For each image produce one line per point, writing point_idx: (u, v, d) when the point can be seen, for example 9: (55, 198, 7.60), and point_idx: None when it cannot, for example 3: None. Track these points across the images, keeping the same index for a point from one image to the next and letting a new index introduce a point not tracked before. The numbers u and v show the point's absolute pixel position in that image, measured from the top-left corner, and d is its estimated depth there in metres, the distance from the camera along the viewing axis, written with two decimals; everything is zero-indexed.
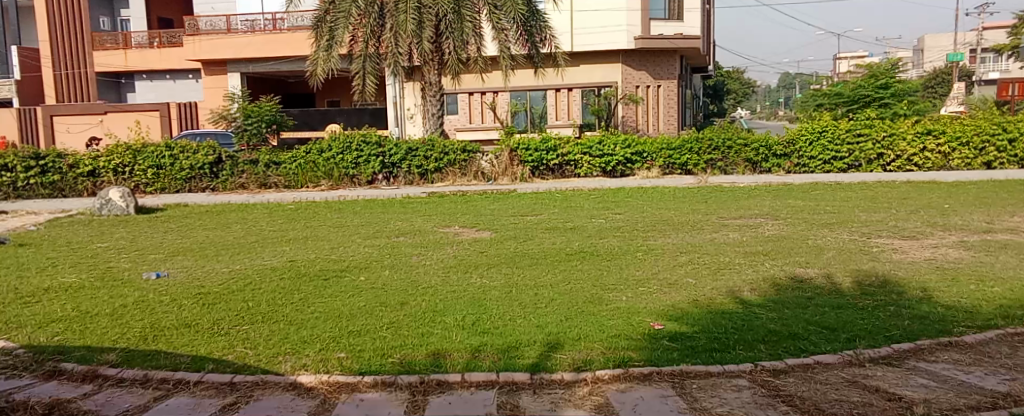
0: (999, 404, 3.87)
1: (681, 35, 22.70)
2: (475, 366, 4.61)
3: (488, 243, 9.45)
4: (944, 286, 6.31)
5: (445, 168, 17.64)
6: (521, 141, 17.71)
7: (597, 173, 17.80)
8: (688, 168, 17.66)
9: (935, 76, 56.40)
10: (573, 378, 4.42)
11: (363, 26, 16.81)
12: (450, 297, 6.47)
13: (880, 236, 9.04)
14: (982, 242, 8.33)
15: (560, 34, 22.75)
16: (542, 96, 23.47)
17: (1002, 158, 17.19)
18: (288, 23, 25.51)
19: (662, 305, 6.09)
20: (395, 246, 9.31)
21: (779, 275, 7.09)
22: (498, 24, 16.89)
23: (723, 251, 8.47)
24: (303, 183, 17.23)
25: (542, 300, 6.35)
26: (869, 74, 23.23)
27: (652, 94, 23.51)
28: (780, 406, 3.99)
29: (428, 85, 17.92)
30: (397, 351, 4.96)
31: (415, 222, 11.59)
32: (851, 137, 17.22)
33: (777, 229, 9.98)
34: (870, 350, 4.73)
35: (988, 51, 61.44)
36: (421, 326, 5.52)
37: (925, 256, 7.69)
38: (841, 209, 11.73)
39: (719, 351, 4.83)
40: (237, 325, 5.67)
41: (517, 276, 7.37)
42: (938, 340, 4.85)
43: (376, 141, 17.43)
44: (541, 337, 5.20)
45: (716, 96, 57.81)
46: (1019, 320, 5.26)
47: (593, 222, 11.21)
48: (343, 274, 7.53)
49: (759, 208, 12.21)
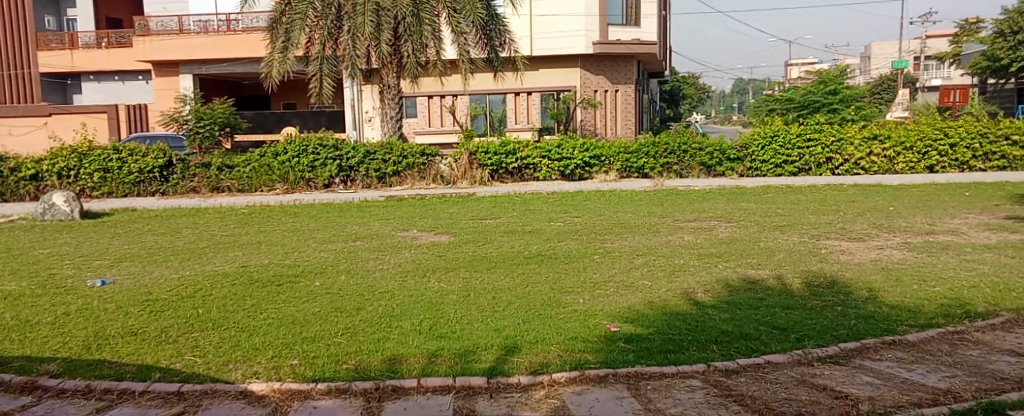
0: (940, 401, 3.99)
1: (638, 41, 23.04)
2: (430, 371, 4.58)
3: (446, 246, 9.42)
4: (889, 287, 6.49)
5: (404, 172, 17.50)
6: (480, 145, 17.73)
7: (555, 177, 17.88)
8: (644, 171, 17.91)
9: (881, 83, 58.41)
10: (530, 381, 4.42)
11: (320, 28, 16.63)
12: (407, 301, 6.43)
13: (829, 238, 9.27)
14: (924, 244, 8.60)
15: (519, 39, 22.81)
16: (501, 99, 23.52)
17: (943, 162, 17.70)
18: (243, 25, 25.20)
19: (618, 307, 6.15)
20: (351, 250, 9.20)
21: (732, 277, 7.22)
22: (457, 27, 16.86)
23: (677, 253, 8.59)
24: (257, 187, 16.97)
25: (500, 303, 6.35)
26: (819, 81, 23.90)
27: (610, 98, 23.77)
28: (731, 406, 4.06)
29: (387, 89, 17.78)
30: (352, 357, 4.90)
31: (373, 225, 11.51)
32: (801, 142, 17.66)
33: (730, 231, 10.16)
34: (818, 349, 4.84)
35: (931, 59, 63.56)
36: (377, 331, 5.47)
37: (871, 257, 7.91)
38: (791, 211, 12.01)
39: (673, 353, 4.89)
40: (186, 332, 5.54)
41: (475, 279, 7.36)
42: (882, 339, 4.99)
43: (333, 144, 17.23)
44: (499, 340, 5.20)
45: (671, 100, 58.84)
46: (959, 319, 5.44)
47: (551, 225, 11.27)
48: (298, 280, 7.42)
49: (713, 210, 12.42)
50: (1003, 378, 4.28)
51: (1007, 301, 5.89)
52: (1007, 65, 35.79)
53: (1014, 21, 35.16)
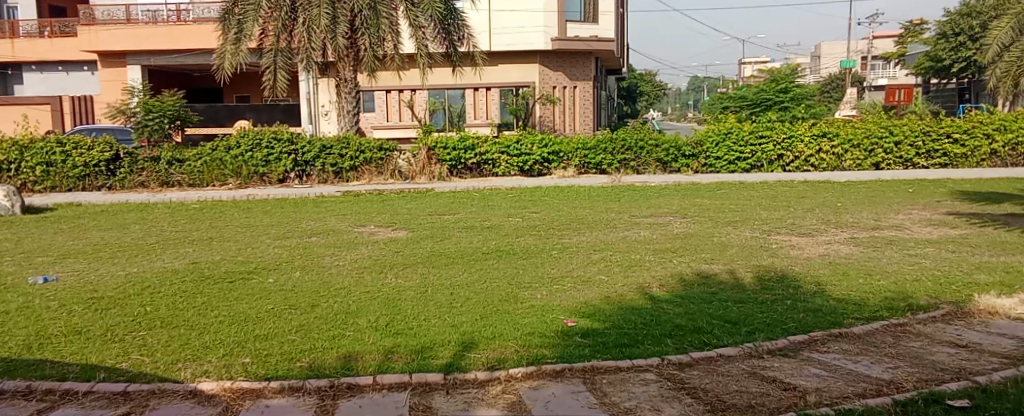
0: (884, 391, 4.11)
1: (596, 38, 23.19)
2: (387, 368, 4.55)
3: (403, 242, 9.35)
4: (836, 281, 6.67)
5: (361, 167, 17.32)
6: (439, 140, 17.66)
7: (514, 172, 17.92)
8: (602, 167, 18.03)
9: (831, 82, 60.01)
10: (487, 377, 4.42)
11: (274, 19, 16.32)
12: (363, 298, 6.37)
13: (779, 233, 9.47)
14: (870, 239, 8.84)
15: (478, 34, 22.83)
16: (460, 94, 23.43)
17: (888, 160, 18.19)
18: (194, 15, 24.45)
19: (575, 302, 6.19)
20: (307, 247, 9.07)
21: (686, 271, 7.34)
22: (415, 21, 16.73)
23: (634, 248, 8.68)
24: (208, 182, 16.66)
25: (458, 299, 6.33)
26: (771, 79, 24.46)
27: (568, 94, 23.88)
28: (684, 399, 4.12)
29: (344, 82, 17.55)
30: (307, 355, 4.83)
31: (329, 221, 11.36)
32: (753, 139, 17.99)
33: (684, 227, 10.31)
34: (768, 342, 4.95)
35: (877, 59, 65.50)
36: (332, 329, 5.41)
37: (819, 252, 8.11)
38: (743, 207, 12.24)
39: (628, 347, 4.94)
40: (133, 331, 5.40)
41: (432, 275, 7.33)
42: (829, 332, 5.13)
43: (288, 138, 16.95)
44: (456, 336, 5.19)
45: (629, 97, 59.48)
46: (902, 312, 5.62)
47: (509, 220, 11.28)
48: (251, 276, 7.28)
49: (669, 206, 12.58)
50: (942, 369, 4.42)
51: (947, 294, 6.09)
52: (949, 66, 37.04)
53: (955, 23, 36.33)
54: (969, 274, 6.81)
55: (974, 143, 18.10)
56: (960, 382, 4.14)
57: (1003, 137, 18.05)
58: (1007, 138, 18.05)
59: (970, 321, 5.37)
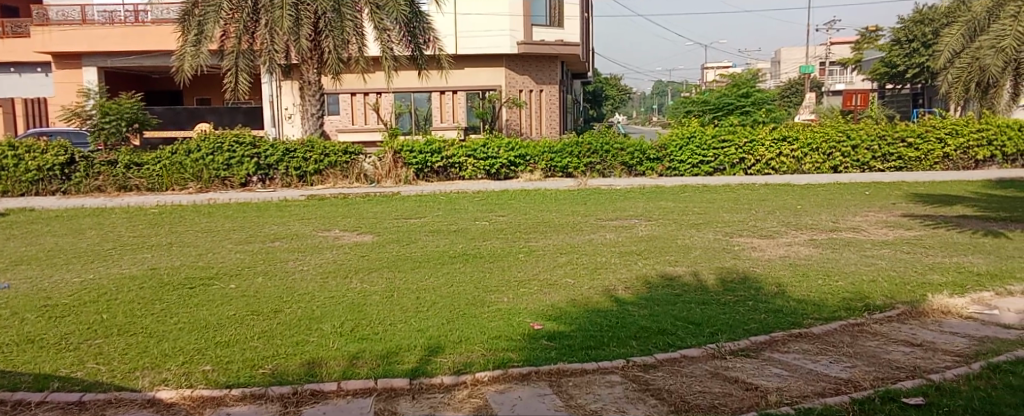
0: (841, 390, 4.20)
1: (562, 42, 23.32)
2: (351, 374, 4.51)
3: (368, 246, 9.28)
4: (797, 282, 6.80)
5: (326, 170, 17.13)
6: (405, 143, 17.59)
7: (481, 176, 17.89)
8: (568, 170, 18.15)
9: (790, 87, 61.36)
10: (453, 381, 4.40)
11: (236, 21, 16.12)
12: (327, 303, 6.30)
13: (741, 235, 9.61)
14: (829, 240, 9.03)
15: (444, 37, 22.76)
16: (426, 97, 23.39)
17: (846, 163, 18.55)
18: (152, 16, 23.91)
19: (542, 305, 6.20)
20: (270, 251, 8.96)
21: (651, 273, 7.41)
22: (380, 24, 16.57)
23: (600, 251, 8.74)
24: (168, 186, 16.36)
25: (423, 303, 6.30)
26: (732, 84, 24.86)
27: (534, 98, 23.95)
28: (649, 400, 4.16)
29: (307, 85, 17.37)
30: (270, 361, 4.76)
31: (293, 225, 11.22)
32: (716, 143, 18.24)
33: (649, 229, 10.41)
34: (730, 343, 5.02)
35: (836, 64, 67.05)
36: (295, 335, 5.34)
37: (780, 253, 8.25)
38: (707, 209, 12.42)
39: (594, 349, 4.97)
40: (88, 339, 5.26)
41: (399, 280, 7.28)
42: (790, 332, 5.22)
43: (250, 141, 16.73)
44: (422, 341, 5.16)
45: (594, 100, 60.00)
46: (859, 311, 5.75)
47: (476, 224, 11.28)
48: (211, 282, 7.15)
49: (633, 209, 12.69)
50: (898, 368, 4.53)
51: (902, 294, 6.24)
52: (903, 72, 38.03)
53: (909, 30, 37.29)
54: (922, 274, 7.00)
55: (927, 147, 18.57)
56: (915, 380, 4.24)
57: (954, 141, 18.58)
58: (958, 142, 18.58)
59: (924, 321, 5.51)
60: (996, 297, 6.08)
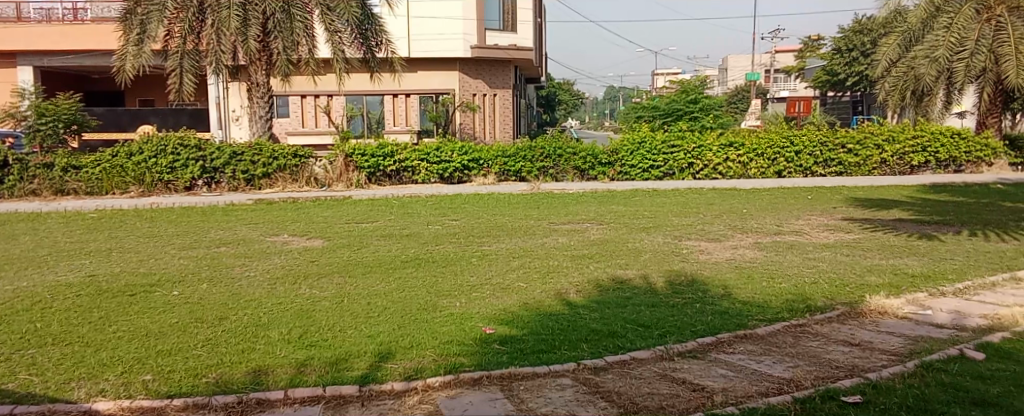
0: (784, 390, 4.30)
1: (515, 47, 23.31)
2: (299, 381, 4.44)
3: (318, 252, 9.14)
4: (742, 284, 6.95)
5: (274, 174, 16.82)
6: (357, 147, 17.38)
7: (434, 179, 17.84)
8: (521, 174, 18.20)
9: (737, 93, 62.81)
10: (403, 387, 4.37)
11: (181, 21, 15.73)
12: (274, 309, 6.18)
13: (689, 239, 9.78)
14: (773, 243, 9.26)
15: (396, 39, 22.67)
16: (379, 100, 23.18)
17: (790, 168, 19.05)
18: (92, 14, 23.10)
19: (494, 309, 6.20)
20: (215, 257, 8.76)
21: (602, 276, 7.48)
22: (330, 25, 16.37)
23: (552, 255, 8.78)
24: (108, 190, 15.88)
25: (374, 309, 6.23)
26: (681, 90, 25.36)
27: (488, 102, 23.89)
28: (599, 403, 4.18)
29: (255, 86, 17.02)
30: (213, 370, 4.65)
31: (240, 230, 10.98)
32: (665, 148, 18.54)
33: (601, 233, 10.51)
34: (678, 345, 5.10)
35: (781, 72, 68.90)
36: (240, 342, 5.22)
37: (726, 256, 8.42)
38: (657, 213, 12.59)
39: (545, 353, 4.99)
40: (21, 349, 5.06)
41: (349, 285, 7.19)
42: (736, 333, 5.33)
43: (196, 144, 16.34)
44: (372, 347, 5.11)
45: (548, 105, 60.32)
46: (801, 313, 5.91)
47: (429, 228, 11.24)
48: (154, 289, 6.95)
49: (585, 213, 12.80)
50: (837, 367, 4.66)
51: (842, 295, 6.43)
52: (843, 80, 39.23)
53: (849, 39, 38.56)
54: (861, 276, 7.23)
55: (866, 153, 19.15)
56: (854, 379, 4.37)
57: (892, 148, 19.17)
58: (895, 149, 19.17)
59: (862, 321, 5.70)
60: (929, 298, 6.31)
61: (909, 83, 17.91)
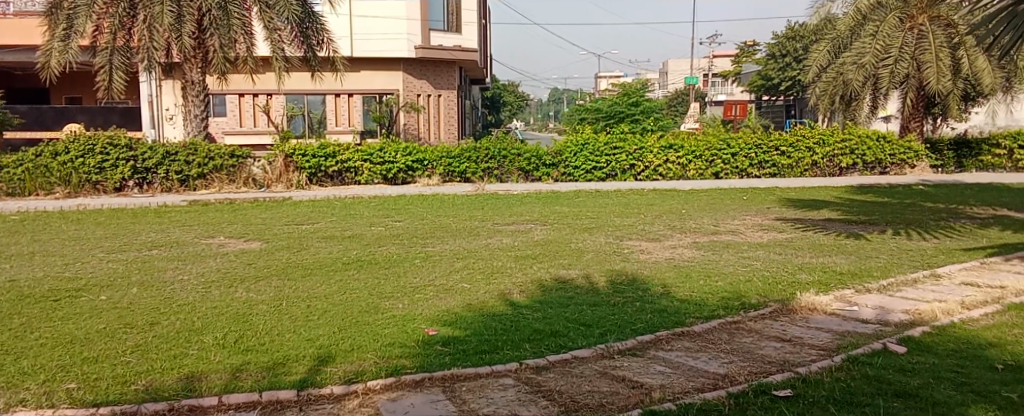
0: (719, 385, 4.41)
1: (459, 48, 23.22)
2: (234, 387, 4.32)
3: (255, 254, 8.94)
4: (680, 283, 7.10)
5: (210, 174, 16.39)
6: (297, 147, 17.06)
7: (377, 180, 17.66)
8: (466, 175, 18.18)
9: (676, 97, 64.10)
10: (343, 391, 4.30)
11: (110, 16, 15.13)
12: (209, 314, 6.02)
13: (630, 239, 9.93)
14: (710, 243, 9.49)
15: (339, 39, 22.30)
16: (320, 100, 22.84)
17: (726, 170, 19.51)
18: (14, 8, 22.18)
19: (437, 310, 6.18)
20: (146, 260, 8.47)
21: (545, 277, 7.53)
22: (270, 23, 16.10)
23: (495, 255, 8.80)
24: (30, 191, 15.27)
25: (315, 312, 6.13)
26: (623, 93, 25.72)
27: (433, 103, 23.78)
28: (540, 402, 4.21)
29: (190, 85, 16.54)
30: (143, 377, 4.50)
31: (174, 233, 10.64)
32: (608, 150, 18.80)
33: (544, 234, 10.58)
34: (618, 342, 5.18)
35: (718, 77, 70.67)
36: (172, 348, 5.07)
37: (666, 255, 8.60)
38: (599, 214, 12.74)
39: (488, 353, 5.00)
40: None
41: (288, 288, 7.05)
42: (674, 331, 5.44)
43: (127, 143, 15.78)
44: (311, 351, 5.03)
45: (493, 106, 60.46)
46: (737, 310, 6.06)
47: (371, 230, 11.11)
48: (80, 294, 6.68)
49: (529, 214, 12.85)
50: (769, 362, 4.80)
51: (775, 293, 6.63)
52: (777, 85, 40.44)
53: (782, 45, 39.75)
54: (792, 273, 7.48)
55: (798, 155, 19.75)
56: (784, 373, 4.52)
57: (822, 150, 19.83)
58: (825, 151, 19.85)
59: (793, 317, 5.88)
60: (856, 295, 6.56)
61: (838, 89, 18.80)
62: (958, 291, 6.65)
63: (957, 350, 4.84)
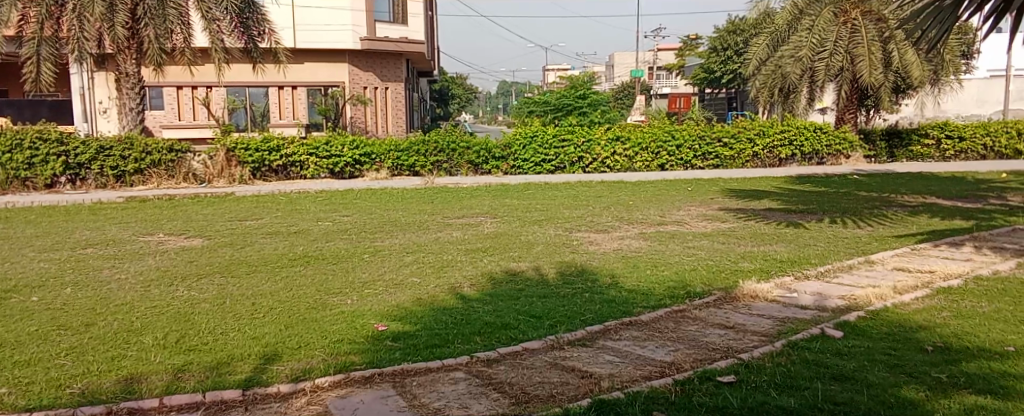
0: (666, 373, 4.49)
1: (406, 39, 23.03)
2: (176, 388, 4.21)
3: (197, 251, 8.70)
4: (628, 273, 7.21)
5: (148, 170, 15.90)
6: (239, 141, 16.70)
7: (324, 174, 17.39)
8: (415, 169, 18.07)
9: (623, 90, 64.88)
10: (291, 389, 4.24)
11: (37, 5, 14.49)
12: (148, 313, 5.84)
13: (579, 230, 10.01)
14: (656, 233, 9.65)
15: (281, 29, 21.77)
16: (262, 92, 22.31)
17: (671, 161, 19.81)
18: None
19: (386, 305, 6.13)
20: (80, 259, 8.17)
21: (495, 269, 7.54)
22: (207, 13, 15.60)
23: (446, 249, 8.77)
24: None
25: (259, 310, 6.01)
26: (571, 86, 25.89)
27: (379, 96, 23.54)
28: (491, 394, 4.21)
29: (125, 76, 15.95)
30: (79, 380, 4.35)
31: (110, 230, 10.29)
32: (556, 142, 18.92)
33: (494, 226, 10.58)
34: (568, 334, 5.23)
35: (663, 70, 71.81)
36: (110, 349, 4.91)
37: (613, 246, 8.71)
38: (549, 206, 12.82)
39: (438, 347, 4.99)
40: None
41: (231, 286, 6.89)
42: (622, 321, 5.52)
43: (57, 138, 15.14)
44: (257, 349, 4.93)
45: (441, 99, 60.09)
46: (682, 299, 6.19)
47: (318, 225, 10.95)
48: (8, 296, 6.40)
49: (479, 207, 12.84)
50: (714, 349, 4.92)
51: (718, 281, 6.79)
52: (719, 78, 41.32)
53: (724, 39, 40.60)
54: (735, 262, 7.66)
55: (740, 146, 20.20)
56: (728, 360, 4.63)
57: (762, 142, 20.31)
58: (765, 142, 20.33)
59: (736, 305, 6.03)
60: (795, 282, 6.77)
61: (777, 81, 19.54)
62: (891, 276, 6.92)
63: (889, 333, 5.04)
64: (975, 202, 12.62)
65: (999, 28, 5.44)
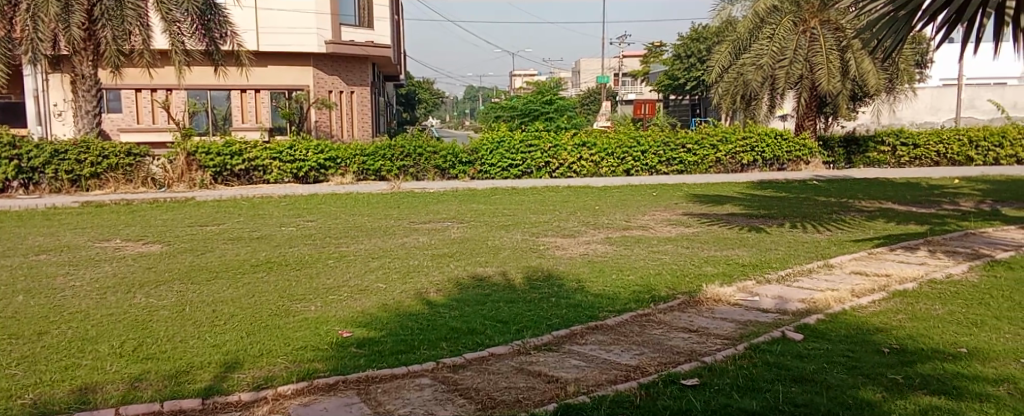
0: (631, 377, 4.51)
1: (371, 43, 22.97)
2: (133, 398, 4.11)
3: (156, 257, 8.53)
4: (594, 278, 7.24)
5: (104, 174, 15.58)
6: (200, 145, 16.37)
7: (288, 179, 17.18)
8: (381, 174, 17.93)
9: (589, 95, 65.35)
10: (253, 398, 4.17)
11: None
12: (104, 321, 5.70)
13: (545, 235, 10.03)
14: (622, 238, 9.72)
15: (243, 32, 21.41)
16: (224, 96, 21.98)
17: (637, 167, 19.99)
18: None
19: (350, 312, 6.07)
20: (33, 266, 7.95)
21: (461, 275, 7.51)
22: (167, 15, 15.37)
23: (412, 254, 8.73)
24: None
25: (220, 317, 5.89)
26: (537, 91, 25.95)
27: (345, 99, 23.40)
28: (457, 400, 4.19)
29: (80, 79, 15.55)
30: (32, 390, 4.22)
31: (64, 236, 10.01)
32: (523, 147, 18.95)
33: (461, 232, 10.56)
34: (534, 338, 5.23)
35: (628, 77, 72.53)
36: (63, 359, 4.77)
37: (579, 251, 8.76)
38: (516, 211, 12.83)
39: (404, 353, 4.95)
40: None
41: (191, 293, 6.75)
42: (588, 325, 5.54)
43: (9, 141, 14.75)
44: (217, 357, 4.84)
45: (407, 104, 59.83)
46: (647, 303, 6.24)
47: (282, 230, 10.80)
48: None
49: (446, 212, 12.80)
50: (677, 352, 4.96)
51: (682, 285, 6.86)
52: (683, 84, 41.85)
53: (687, 46, 41.11)
54: (698, 266, 7.75)
55: (703, 152, 20.48)
56: (691, 363, 4.67)
57: (725, 148, 20.61)
58: (728, 148, 20.63)
59: (699, 308, 6.10)
60: (757, 285, 6.87)
61: (739, 89, 19.89)
62: (849, 280, 7.07)
63: (847, 336, 5.15)
64: (929, 207, 12.95)
65: (951, 39, 5.62)
